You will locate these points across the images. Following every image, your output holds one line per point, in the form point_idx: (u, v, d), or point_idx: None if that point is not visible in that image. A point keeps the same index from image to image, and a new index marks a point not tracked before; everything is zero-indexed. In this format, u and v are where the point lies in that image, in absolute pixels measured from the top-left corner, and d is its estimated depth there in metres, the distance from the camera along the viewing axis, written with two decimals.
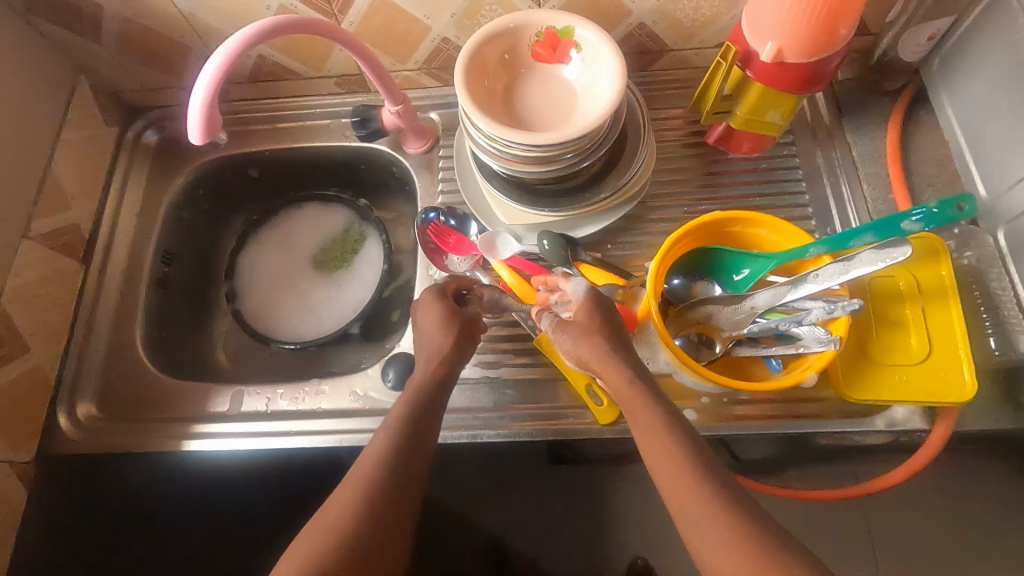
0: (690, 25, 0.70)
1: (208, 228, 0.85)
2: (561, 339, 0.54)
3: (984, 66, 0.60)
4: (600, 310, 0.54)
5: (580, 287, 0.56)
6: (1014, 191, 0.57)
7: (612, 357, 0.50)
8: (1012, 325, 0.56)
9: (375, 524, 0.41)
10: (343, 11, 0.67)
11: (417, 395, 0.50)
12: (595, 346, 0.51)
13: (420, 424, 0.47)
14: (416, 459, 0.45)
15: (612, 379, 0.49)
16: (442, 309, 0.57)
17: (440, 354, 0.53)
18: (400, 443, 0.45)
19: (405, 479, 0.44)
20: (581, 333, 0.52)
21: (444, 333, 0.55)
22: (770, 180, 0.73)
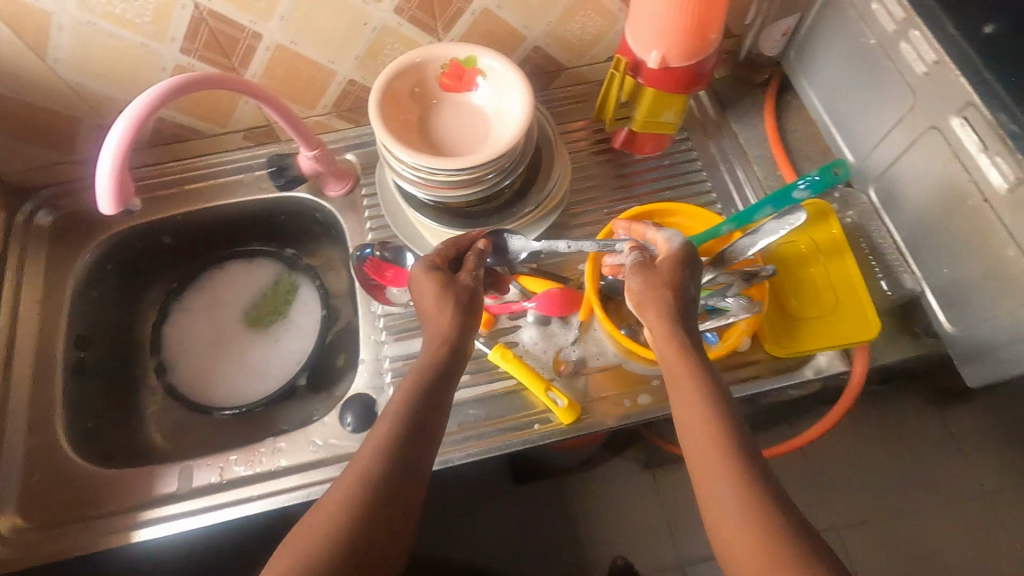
0: (580, 43, 0.76)
1: (123, 304, 0.80)
2: (631, 280, 0.53)
3: (830, 52, 0.69)
4: (687, 266, 0.53)
5: (677, 238, 0.55)
6: (875, 154, 0.66)
7: (677, 318, 0.50)
8: (897, 268, 0.64)
9: (373, 524, 0.42)
10: (244, 64, 0.67)
11: (419, 383, 0.49)
12: (659, 303, 0.51)
13: (419, 420, 0.47)
14: (416, 454, 0.46)
15: (659, 333, 0.50)
16: (436, 284, 0.53)
17: (441, 334, 0.51)
18: (399, 446, 0.45)
19: (404, 475, 0.45)
20: (658, 284, 0.52)
21: (445, 315, 0.52)
22: (674, 174, 0.80)
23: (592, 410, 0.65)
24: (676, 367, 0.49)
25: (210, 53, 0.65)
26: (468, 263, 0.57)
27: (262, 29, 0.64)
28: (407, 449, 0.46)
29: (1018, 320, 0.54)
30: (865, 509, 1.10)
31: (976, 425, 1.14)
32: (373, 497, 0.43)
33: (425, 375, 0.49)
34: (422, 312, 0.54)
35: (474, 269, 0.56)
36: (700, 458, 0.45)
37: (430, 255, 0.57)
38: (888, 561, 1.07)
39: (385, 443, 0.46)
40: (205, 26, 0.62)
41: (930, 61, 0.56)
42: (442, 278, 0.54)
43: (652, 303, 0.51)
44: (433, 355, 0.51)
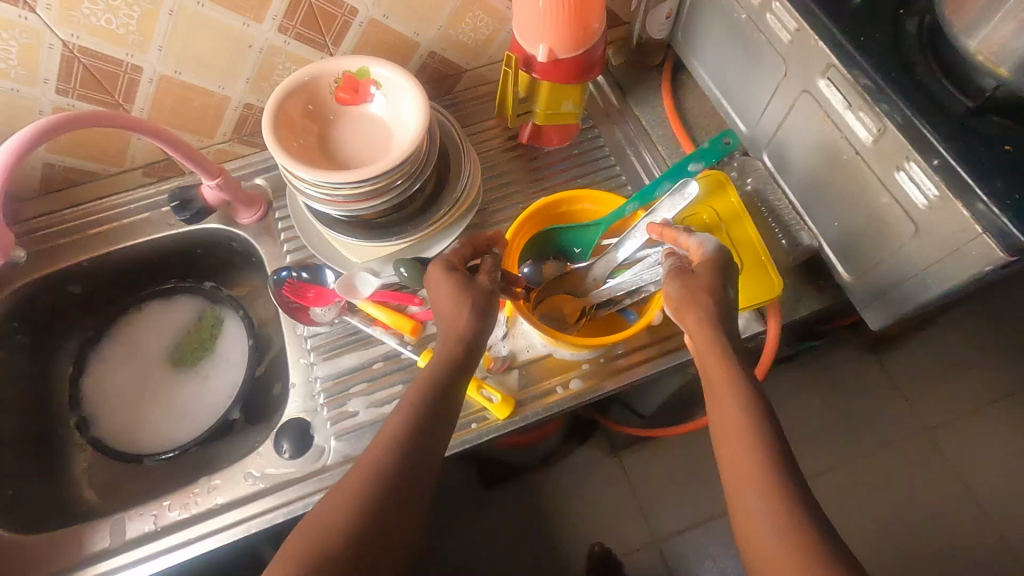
0: (475, 44, 0.77)
1: (35, 361, 0.76)
2: (668, 285, 0.52)
3: (711, 30, 0.72)
4: (723, 269, 0.51)
5: (709, 243, 0.52)
6: (763, 121, 0.70)
7: (710, 320, 0.49)
8: (794, 226, 0.67)
9: (380, 516, 0.43)
10: (129, 99, 0.65)
11: (431, 380, 0.50)
12: (699, 310, 0.49)
13: (427, 419, 0.48)
14: (424, 451, 0.47)
15: (698, 335, 0.49)
16: (453, 283, 0.54)
17: (459, 334, 0.53)
18: (406, 443, 0.46)
19: (411, 471, 0.46)
20: (693, 288, 0.50)
21: (463, 314, 0.53)
22: (585, 162, 0.82)
23: (528, 402, 0.66)
24: (706, 352, 0.48)
25: (89, 91, 0.63)
26: (485, 266, 0.57)
27: (141, 61, 0.62)
28: (414, 446, 0.46)
29: (902, 261, 0.57)
30: (817, 459, 1.15)
31: (905, 364, 1.21)
32: (381, 489, 0.44)
33: (438, 376, 0.51)
34: (438, 311, 0.55)
35: (491, 272, 0.57)
36: (724, 436, 0.45)
37: (447, 254, 0.58)
38: (843, 505, 1.12)
39: (395, 436, 0.47)
40: (79, 64, 0.60)
41: (793, 29, 0.59)
42: (458, 278, 0.55)
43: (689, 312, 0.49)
44: (447, 355, 0.52)
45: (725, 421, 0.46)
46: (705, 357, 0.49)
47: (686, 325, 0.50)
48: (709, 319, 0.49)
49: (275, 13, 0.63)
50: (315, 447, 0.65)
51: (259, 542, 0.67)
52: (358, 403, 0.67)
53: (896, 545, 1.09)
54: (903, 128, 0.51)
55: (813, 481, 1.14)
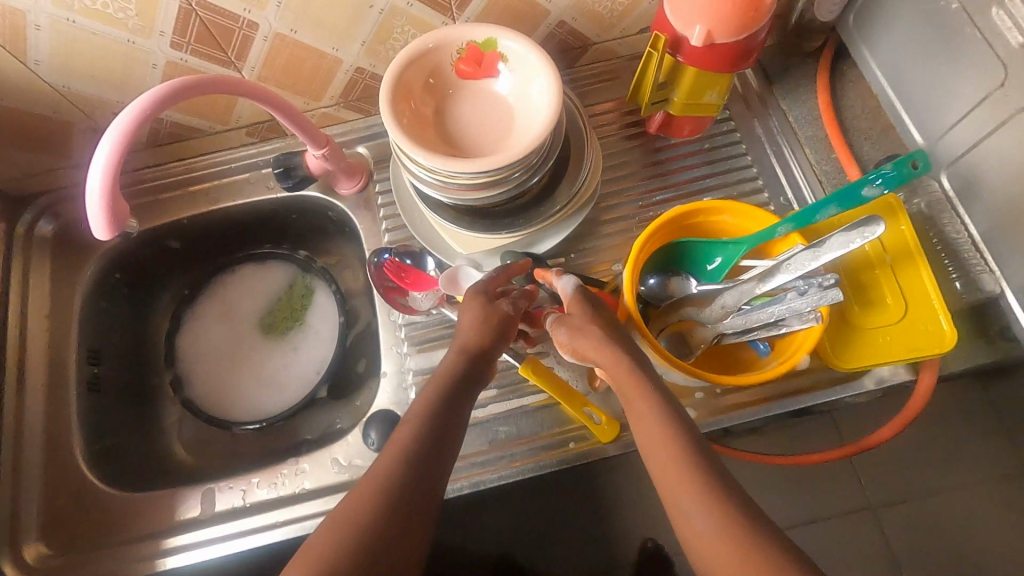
0: (611, 15, 0.68)
1: (134, 312, 0.77)
2: (557, 333, 0.54)
3: (899, 17, 0.60)
4: (591, 300, 0.56)
5: (569, 283, 0.58)
6: (951, 136, 0.58)
7: (609, 343, 0.52)
8: (975, 268, 0.57)
9: (391, 529, 0.39)
10: (240, 57, 0.61)
11: (440, 393, 0.48)
12: (590, 337, 0.52)
13: (438, 430, 0.45)
14: (435, 464, 0.43)
15: (604, 361, 0.51)
16: (478, 305, 0.54)
17: (465, 348, 0.51)
18: (413, 450, 0.43)
19: (419, 484, 0.42)
20: (577, 328, 0.53)
21: (473, 326, 0.53)
22: (716, 159, 0.72)
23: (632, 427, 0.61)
24: (617, 374, 0.50)
25: (203, 46, 0.59)
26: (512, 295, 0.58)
27: (258, 17, 0.57)
28: (422, 456, 0.43)
29: None
30: (903, 486, 1.02)
31: None
32: (395, 500, 0.40)
33: (445, 388, 0.48)
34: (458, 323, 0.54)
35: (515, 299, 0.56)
36: (654, 448, 0.45)
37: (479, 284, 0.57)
38: (931, 545, 1.00)
39: (406, 449, 0.43)
40: (195, 18, 0.56)
41: None
42: (483, 299, 0.55)
43: (583, 342, 0.52)
44: (455, 369, 0.50)
45: (653, 435, 0.46)
46: (614, 375, 0.51)
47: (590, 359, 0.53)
48: (601, 340, 0.52)
49: None
50: None
51: None
52: None
53: None
54: None
55: (891, 508, 1.01)
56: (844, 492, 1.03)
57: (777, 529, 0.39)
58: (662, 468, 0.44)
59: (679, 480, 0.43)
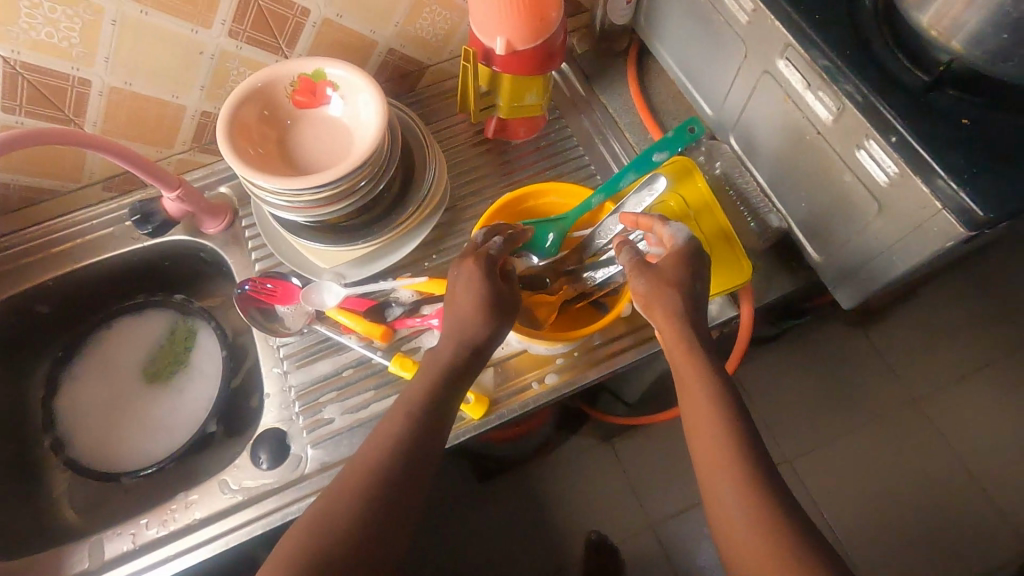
0: (435, 39, 0.76)
1: (6, 384, 0.75)
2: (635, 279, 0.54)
3: (670, 13, 0.71)
4: (688, 262, 0.54)
5: (680, 233, 0.55)
6: (728, 103, 0.69)
7: (680, 311, 0.52)
8: (762, 210, 0.67)
9: (375, 536, 0.44)
10: (80, 113, 0.64)
11: (440, 384, 0.51)
12: (667, 299, 0.52)
13: (429, 428, 0.50)
14: (415, 478, 0.47)
15: (665, 329, 0.52)
16: (480, 280, 0.54)
17: (462, 336, 0.53)
18: (412, 448, 0.48)
19: (401, 494, 0.46)
20: (655, 281, 0.53)
21: (479, 309, 0.53)
22: (553, 154, 0.81)
23: (504, 400, 0.66)
24: (674, 346, 0.52)
25: (37, 107, 0.62)
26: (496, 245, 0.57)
27: (89, 74, 0.61)
28: (418, 452, 0.48)
29: (871, 239, 0.57)
30: (802, 431, 1.13)
31: (888, 334, 1.19)
32: (376, 507, 0.45)
33: (430, 400, 0.51)
34: (449, 301, 0.55)
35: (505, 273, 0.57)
36: (696, 420, 0.49)
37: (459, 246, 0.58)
38: (842, 482, 1.09)
39: (399, 439, 0.48)
40: (22, 80, 0.59)
41: (749, 9, 0.58)
42: (484, 275, 0.55)
43: (660, 299, 0.52)
44: (444, 380, 0.52)
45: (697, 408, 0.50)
46: (670, 343, 0.52)
47: (653, 317, 0.54)
48: (674, 309, 0.52)
49: (223, 18, 0.62)
50: (293, 456, 0.65)
51: (244, 553, 0.67)
52: (332, 410, 0.67)
53: (889, 517, 1.07)
54: (862, 109, 0.50)
55: (804, 457, 1.11)
56: None
57: None
58: (696, 427, 0.49)
59: (712, 450, 0.47)
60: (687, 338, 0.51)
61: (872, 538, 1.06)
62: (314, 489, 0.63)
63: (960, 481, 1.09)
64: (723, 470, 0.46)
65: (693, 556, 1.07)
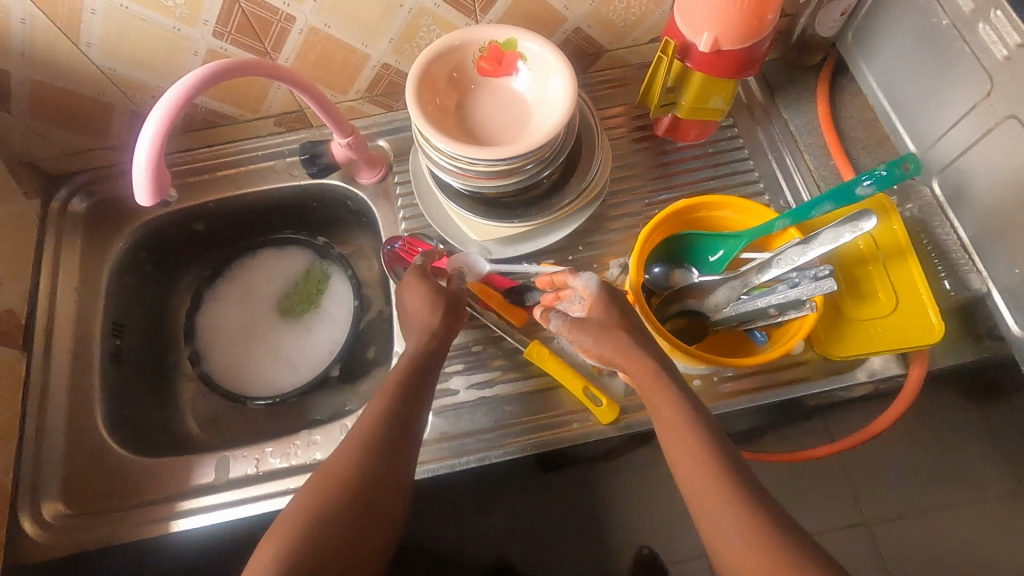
0: (623, 25, 0.72)
1: (157, 290, 0.80)
2: (580, 338, 0.56)
3: (893, 32, 0.64)
4: (612, 304, 0.56)
5: (592, 281, 0.58)
6: (942, 143, 0.62)
7: (632, 348, 0.52)
8: (963, 267, 0.60)
9: (353, 505, 0.44)
10: (277, 48, 0.66)
11: (409, 366, 0.53)
12: (615, 340, 0.53)
13: (405, 400, 0.50)
14: (391, 456, 0.47)
15: (630, 362, 0.52)
16: (427, 289, 0.59)
17: (423, 337, 0.56)
18: (388, 417, 0.49)
19: (378, 473, 0.46)
20: (599, 331, 0.54)
21: (429, 313, 0.57)
22: (719, 163, 0.76)
23: (633, 410, 0.64)
24: (640, 373, 0.51)
25: (242, 36, 0.63)
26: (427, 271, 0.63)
27: (296, 11, 0.62)
28: (394, 427, 0.48)
29: None
30: None
31: None
32: (355, 470, 0.45)
33: (392, 396, 0.50)
34: (410, 321, 0.58)
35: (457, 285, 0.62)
36: (671, 428, 0.48)
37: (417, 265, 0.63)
38: None
39: (378, 416, 0.49)
40: (238, 9, 0.60)
41: (1014, 43, 0.52)
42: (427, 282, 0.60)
43: (608, 345, 0.53)
44: (404, 376, 0.52)
45: (675, 435, 0.48)
46: (635, 373, 0.52)
47: (617, 364, 0.54)
48: (631, 346, 0.52)
49: None
50: None
51: None
52: (458, 382, 0.66)
53: None
54: None
55: None
56: None
57: (783, 513, 0.43)
58: (682, 456, 0.47)
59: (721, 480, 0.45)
60: (650, 368, 0.51)
61: None
62: (430, 457, 0.64)
63: None
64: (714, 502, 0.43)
65: None
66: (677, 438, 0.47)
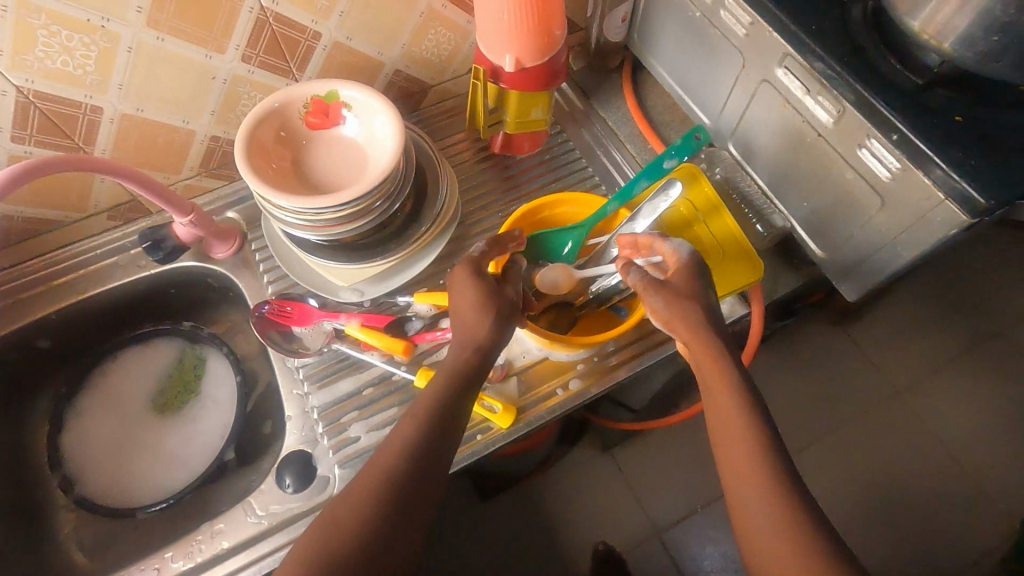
0: (439, 60, 0.78)
1: (7, 423, 0.72)
2: (652, 299, 0.55)
3: (665, 29, 0.75)
4: (698, 274, 0.56)
5: (683, 249, 0.57)
6: (726, 111, 0.72)
7: (699, 326, 0.53)
8: (766, 211, 0.70)
9: (386, 524, 0.44)
10: (89, 141, 0.63)
11: (451, 381, 0.52)
12: (685, 314, 0.53)
13: (440, 424, 0.50)
14: (423, 482, 0.47)
15: (693, 342, 0.53)
16: (478, 292, 0.56)
17: (468, 345, 0.54)
18: (426, 444, 0.48)
19: (415, 495, 0.46)
20: (673, 303, 0.54)
21: (481, 322, 0.55)
22: (557, 166, 0.83)
23: (529, 407, 0.67)
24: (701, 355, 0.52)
25: (47, 136, 0.61)
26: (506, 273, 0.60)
27: (101, 100, 0.60)
28: (427, 457, 0.48)
29: (872, 235, 0.60)
30: (800, 431, 1.15)
31: (873, 331, 1.23)
32: (388, 492, 0.45)
33: (412, 466, 0.47)
34: (458, 316, 0.56)
35: (517, 287, 0.59)
36: (721, 422, 0.49)
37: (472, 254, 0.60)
38: (840, 478, 1.11)
39: (412, 435, 0.49)
40: (35, 109, 0.58)
41: (746, 22, 0.61)
42: (486, 288, 0.56)
43: (678, 318, 0.53)
44: (438, 410, 0.50)
45: (722, 413, 0.49)
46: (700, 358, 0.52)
47: (679, 333, 0.54)
48: (698, 322, 0.53)
49: (237, 43, 0.62)
50: (319, 478, 0.64)
51: None
52: (357, 428, 0.66)
53: (886, 508, 1.09)
54: (859, 106, 0.54)
55: (801, 454, 1.13)
56: None
57: None
58: (727, 443, 0.48)
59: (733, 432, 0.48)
60: (714, 351, 0.51)
61: (871, 529, 1.08)
62: None
63: (949, 468, 1.12)
64: (749, 479, 0.45)
65: (703, 562, 1.07)
66: (726, 431, 0.48)
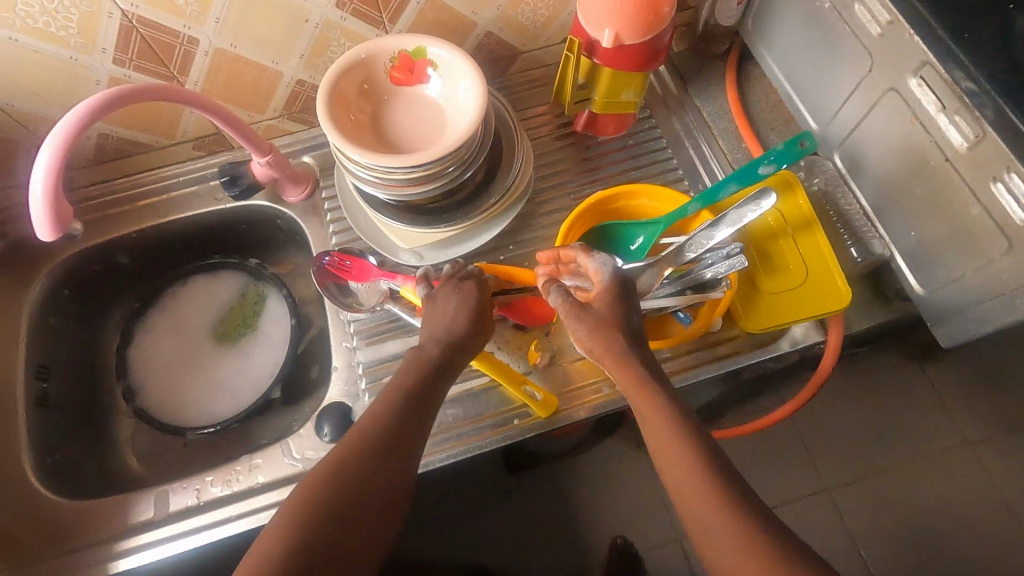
0: (534, 26, 0.74)
1: (85, 327, 0.77)
2: (572, 325, 0.54)
3: (786, 18, 0.67)
4: (622, 297, 0.54)
5: (606, 268, 0.56)
6: (839, 118, 0.65)
7: (627, 354, 0.51)
8: (866, 234, 0.63)
9: (348, 500, 0.44)
10: (183, 71, 0.65)
11: (412, 371, 0.53)
12: (607, 340, 0.52)
13: (415, 406, 0.51)
14: (387, 465, 0.47)
15: (621, 373, 0.51)
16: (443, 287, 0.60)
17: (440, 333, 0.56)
18: (394, 423, 0.49)
19: (382, 473, 0.46)
20: (595, 327, 0.53)
21: (449, 316, 0.57)
22: (639, 154, 0.78)
23: (571, 401, 0.65)
24: (628, 386, 0.50)
25: (145, 62, 0.63)
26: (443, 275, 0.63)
27: (197, 32, 0.61)
28: (392, 437, 0.48)
29: (987, 280, 0.53)
30: (850, 465, 1.08)
31: (957, 375, 1.11)
32: (353, 469, 0.46)
33: (379, 445, 0.47)
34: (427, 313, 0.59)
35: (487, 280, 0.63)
36: (660, 450, 0.46)
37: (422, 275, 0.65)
38: (886, 523, 1.04)
39: (383, 417, 0.49)
40: (137, 34, 0.60)
41: (885, 21, 0.54)
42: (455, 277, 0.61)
43: (598, 342, 0.52)
44: (402, 395, 0.51)
45: (660, 440, 0.47)
46: (622, 383, 0.51)
47: (604, 364, 0.53)
48: (624, 348, 0.51)
49: None
50: None
51: None
52: None
53: (931, 564, 1.02)
54: (1003, 134, 0.46)
55: (847, 490, 1.07)
56: (798, 476, 1.08)
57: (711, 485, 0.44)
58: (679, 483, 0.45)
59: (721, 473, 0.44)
60: (642, 380, 0.50)
61: None
62: None
63: (1014, 538, 1.02)
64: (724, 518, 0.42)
65: None
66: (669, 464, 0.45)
